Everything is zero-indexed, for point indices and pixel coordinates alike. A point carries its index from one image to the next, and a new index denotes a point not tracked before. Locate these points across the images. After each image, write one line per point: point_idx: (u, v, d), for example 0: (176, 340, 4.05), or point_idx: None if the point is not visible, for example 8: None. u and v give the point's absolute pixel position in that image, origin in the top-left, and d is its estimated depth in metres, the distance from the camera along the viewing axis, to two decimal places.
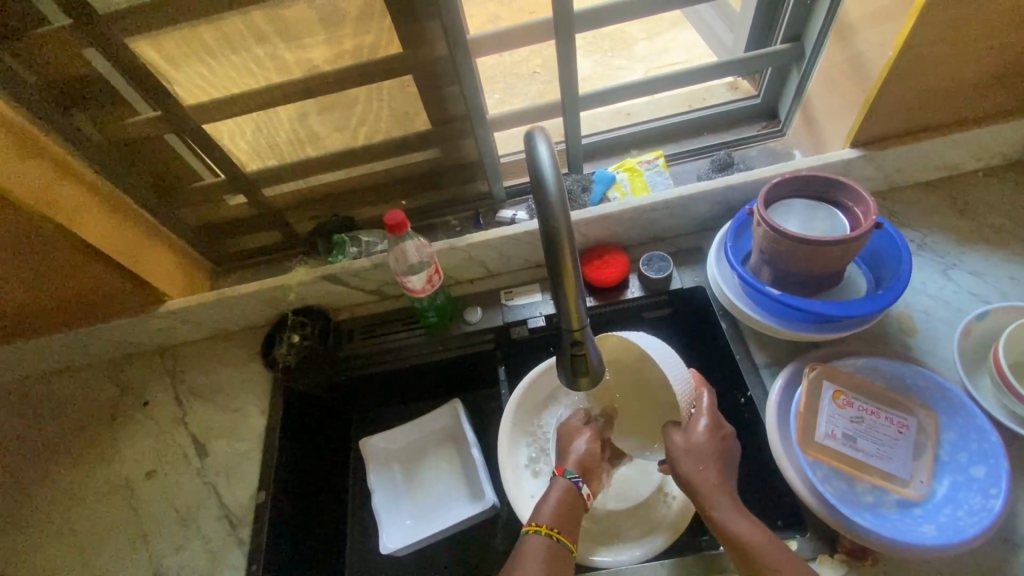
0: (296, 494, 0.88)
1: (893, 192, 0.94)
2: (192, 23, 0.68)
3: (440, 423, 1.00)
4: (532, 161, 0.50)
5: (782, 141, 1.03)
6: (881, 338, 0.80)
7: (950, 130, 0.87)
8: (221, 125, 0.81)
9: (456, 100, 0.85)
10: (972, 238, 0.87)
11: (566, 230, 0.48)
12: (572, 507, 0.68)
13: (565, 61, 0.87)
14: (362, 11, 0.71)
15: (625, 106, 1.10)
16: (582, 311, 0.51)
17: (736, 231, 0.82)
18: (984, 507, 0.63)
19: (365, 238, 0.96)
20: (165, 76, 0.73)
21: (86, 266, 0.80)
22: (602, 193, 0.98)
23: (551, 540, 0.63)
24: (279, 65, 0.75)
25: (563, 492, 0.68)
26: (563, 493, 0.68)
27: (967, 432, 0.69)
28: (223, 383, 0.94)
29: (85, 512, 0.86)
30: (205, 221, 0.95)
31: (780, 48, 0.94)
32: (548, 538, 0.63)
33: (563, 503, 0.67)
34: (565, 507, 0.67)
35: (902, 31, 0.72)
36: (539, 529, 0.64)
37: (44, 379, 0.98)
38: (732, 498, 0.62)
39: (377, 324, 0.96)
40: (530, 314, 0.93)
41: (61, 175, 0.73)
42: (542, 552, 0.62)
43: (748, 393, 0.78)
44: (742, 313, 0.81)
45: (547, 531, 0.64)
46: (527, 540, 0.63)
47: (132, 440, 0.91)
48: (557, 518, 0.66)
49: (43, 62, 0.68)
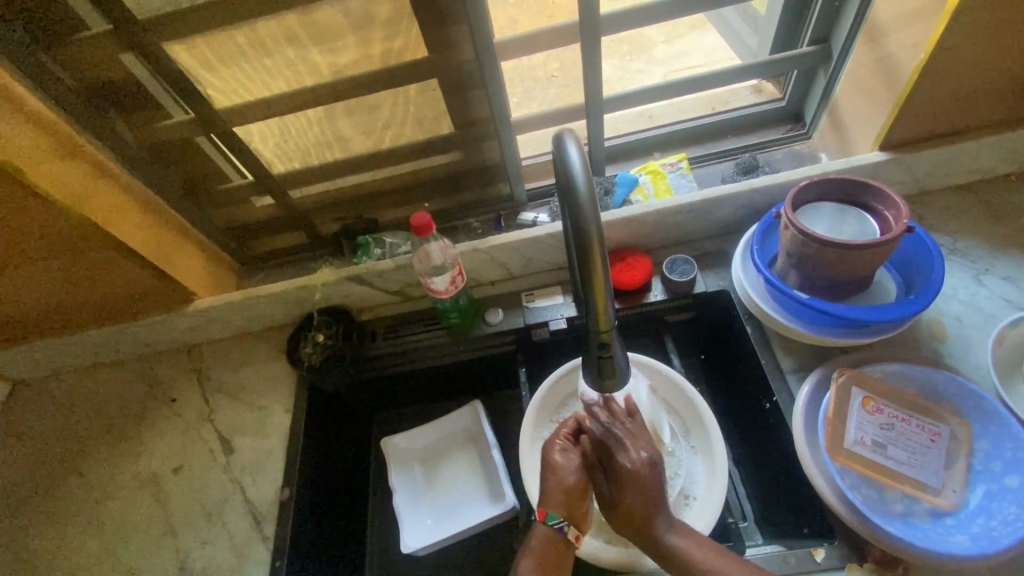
0: (320, 491, 0.89)
1: (922, 196, 0.92)
2: (226, 27, 0.69)
3: (461, 423, 1.01)
4: (563, 163, 0.50)
5: (807, 144, 1.02)
6: (911, 344, 0.79)
7: (982, 133, 0.85)
8: (251, 128, 0.83)
9: (480, 103, 0.86)
10: (1004, 243, 0.85)
11: (596, 231, 0.48)
12: (558, 562, 0.65)
13: (589, 64, 0.87)
14: (391, 15, 0.72)
15: (648, 109, 1.10)
16: (611, 313, 0.51)
17: (763, 234, 0.82)
18: (1020, 518, 0.62)
19: (389, 240, 0.97)
20: (200, 80, 0.75)
21: (119, 264, 0.82)
22: (624, 196, 0.98)
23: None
24: (310, 69, 0.76)
25: (545, 547, 0.65)
26: (549, 547, 0.65)
27: (1002, 441, 0.67)
28: (249, 381, 0.96)
29: (114, 506, 0.88)
30: (234, 222, 0.96)
31: (806, 50, 0.93)
32: None
33: (546, 563, 0.64)
34: (547, 563, 0.64)
35: (934, 32, 0.71)
36: None
37: (75, 376, 1.01)
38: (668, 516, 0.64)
39: (401, 323, 0.98)
40: (551, 316, 0.93)
41: (96, 175, 0.75)
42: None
43: (773, 398, 0.77)
44: (768, 317, 0.80)
45: None
46: None
47: (159, 436, 0.93)
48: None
49: (83, 66, 0.70)
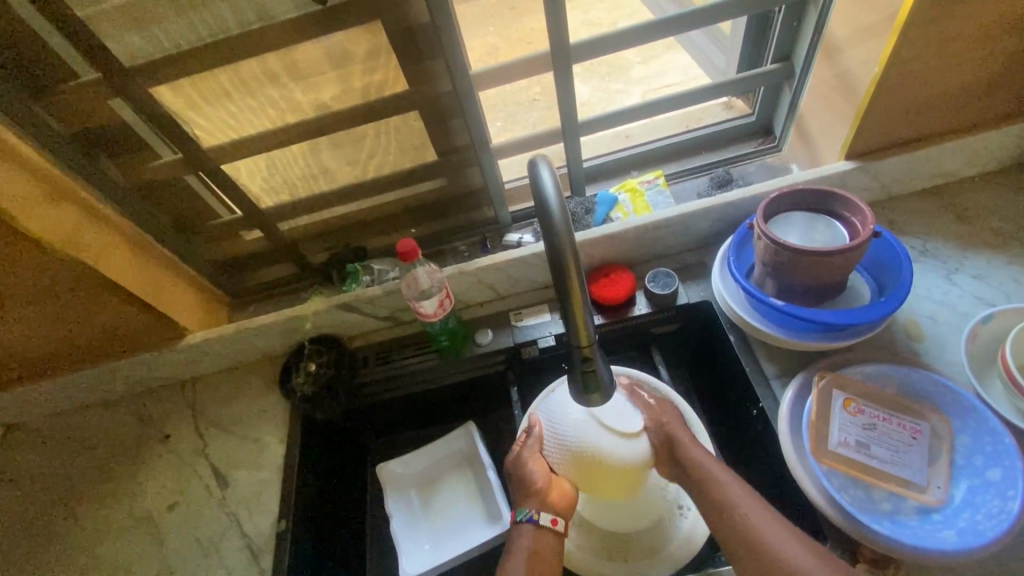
0: (317, 521, 0.89)
1: (891, 201, 0.96)
2: (211, 70, 0.72)
3: (455, 444, 1.01)
4: (537, 187, 0.53)
5: (778, 156, 1.06)
6: (889, 344, 0.81)
7: (941, 139, 0.89)
8: (238, 165, 0.85)
9: (460, 131, 0.89)
10: (973, 243, 0.88)
11: (570, 248, 0.50)
12: (543, 552, 0.68)
13: (564, 89, 0.91)
14: (369, 51, 0.76)
15: (624, 129, 1.13)
16: (591, 327, 0.53)
17: (738, 244, 0.84)
18: (1003, 510, 0.63)
19: (377, 267, 1.00)
20: (187, 121, 0.77)
21: (110, 303, 0.83)
22: (605, 214, 1.01)
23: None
24: (293, 106, 0.80)
25: (529, 542, 0.69)
26: (528, 539, 0.69)
27: (981, 435, 0.69)
28: (244, 413, 0.96)
29: (109, 547, 0.88)
30: (223, 257, 0.98)
31: (770, 68, 0.97)
32: None
33: (531, 557, 0.68)
34: (532, 555, 0.68)
35: (885, 47, 0.76)
36: None
37: (67, 417, 1.01)
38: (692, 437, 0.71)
39: (392, 348, 0.99)
40: (540, 334, 0.95)
41: (87, 217, 0.76)
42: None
43: (759, 405, 0.78)
44: (749, 326, 0.82)
45: None
46: None
47: (155, 473, 0.93)
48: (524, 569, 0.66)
49: (73, 113, 0.72)
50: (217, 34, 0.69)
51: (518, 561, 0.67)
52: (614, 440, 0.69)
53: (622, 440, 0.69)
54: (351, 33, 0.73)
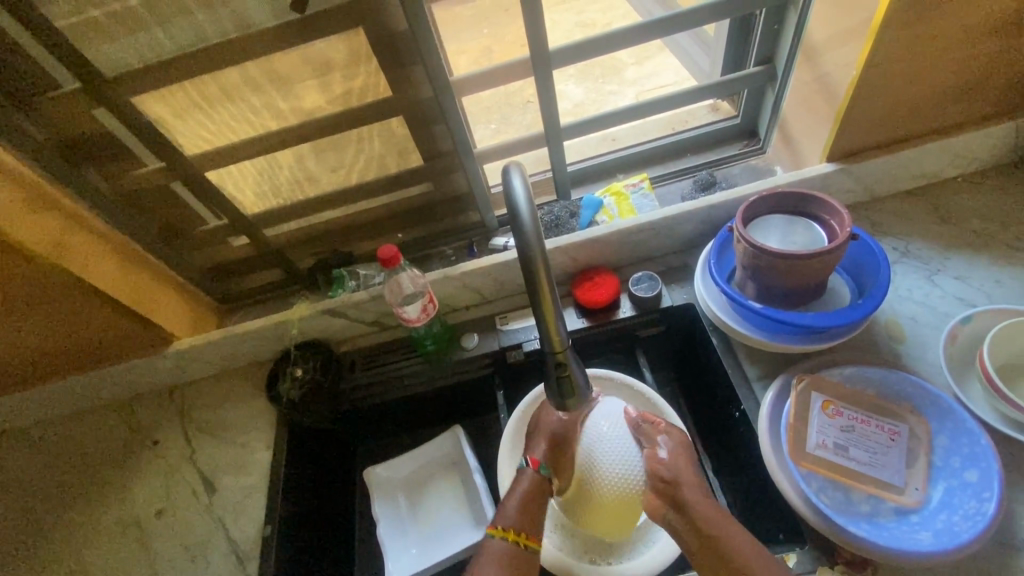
0: (304, 527, 0.90)
1: (874, 202, 0.96)
2: (192, 80, 0.73)
3: (443, 448, 1.01)
4: (508, 193, 0.53)
5: (764, 157, 1.07)
6: (869, 347, 0.81)
7: (922, 141, 0.89)
8: (223, 173, 0.86)
9: (444, 137, 0.89)
10: (954, 243, 0.88)
11: (540, 253, 0.51)
12: (540, 500, 0.71)
13: (547, 93, 0.91)
14: (349, 58, 0.76)
15: (611, 131, 1.14)
16: (563, 333, 0.54)
17: (719, 248, 0.85)
18: (979, 511, 0.64)
19: (363, 272, 1.00)
20: (171, 130, 0.78)
21: (98, 312, 0.84)
22: (590, 218, 1.02)
23: (519, 546, 0.68)
24: (276, 113, 0.80)
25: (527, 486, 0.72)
26: (527, 483, 0.72)
27: (958, 436, 0.69)
28: (231, 420, 0.97)
29: (97, 552, 0.88)
30: (211, 263, 0.98)
31: (755, 70, 0.97)
32: (497, 538, 0.68)
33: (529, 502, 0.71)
34: (529, 503, 0.71)
35: (863, 50, 0.76)
36: (501, 532, 0.68)
37: (59, 422, 1.01)
38: (700, 485, 0.67)
39: (379, 352, 1.00)
40: (525, 337, 0.95)
41: (73, 225, 0.77)
42: (504, 557, 0.67)
43: (741, 407, 0.79)
44: (731, 329, 0.83)
45: (513, 536, 0.68)
46: (490, 542, 0.68)
47: (143, 479, 0.94)
48: (518, 517, 0.69)
49: (56, 123, 0.73)
50: (197, 43, 0.70)
51: (515, 503, 0.71)
52: (610, 457, 0.69)
53: (618, 457, 0.69)
54: (329, 41, 0.74)
